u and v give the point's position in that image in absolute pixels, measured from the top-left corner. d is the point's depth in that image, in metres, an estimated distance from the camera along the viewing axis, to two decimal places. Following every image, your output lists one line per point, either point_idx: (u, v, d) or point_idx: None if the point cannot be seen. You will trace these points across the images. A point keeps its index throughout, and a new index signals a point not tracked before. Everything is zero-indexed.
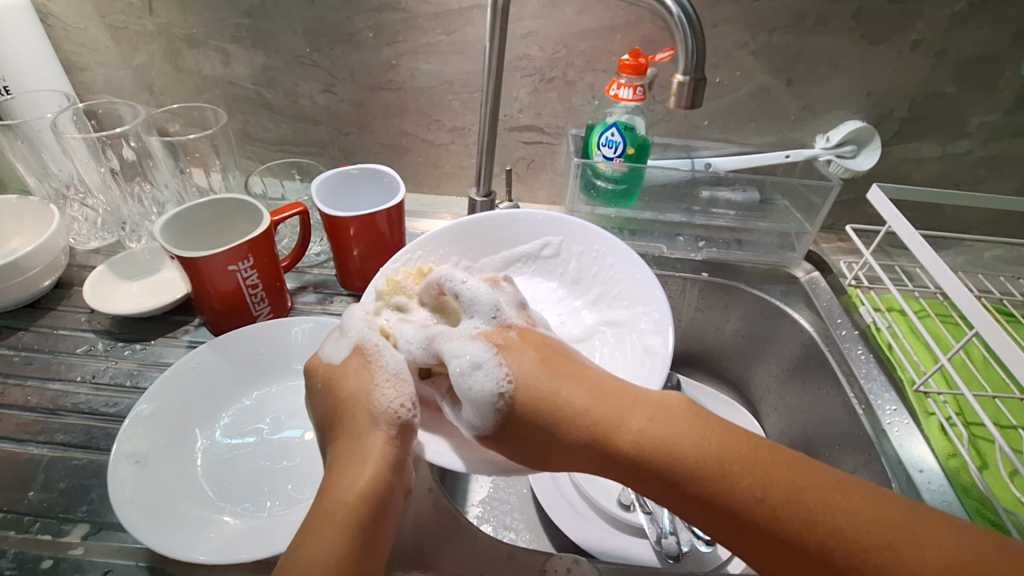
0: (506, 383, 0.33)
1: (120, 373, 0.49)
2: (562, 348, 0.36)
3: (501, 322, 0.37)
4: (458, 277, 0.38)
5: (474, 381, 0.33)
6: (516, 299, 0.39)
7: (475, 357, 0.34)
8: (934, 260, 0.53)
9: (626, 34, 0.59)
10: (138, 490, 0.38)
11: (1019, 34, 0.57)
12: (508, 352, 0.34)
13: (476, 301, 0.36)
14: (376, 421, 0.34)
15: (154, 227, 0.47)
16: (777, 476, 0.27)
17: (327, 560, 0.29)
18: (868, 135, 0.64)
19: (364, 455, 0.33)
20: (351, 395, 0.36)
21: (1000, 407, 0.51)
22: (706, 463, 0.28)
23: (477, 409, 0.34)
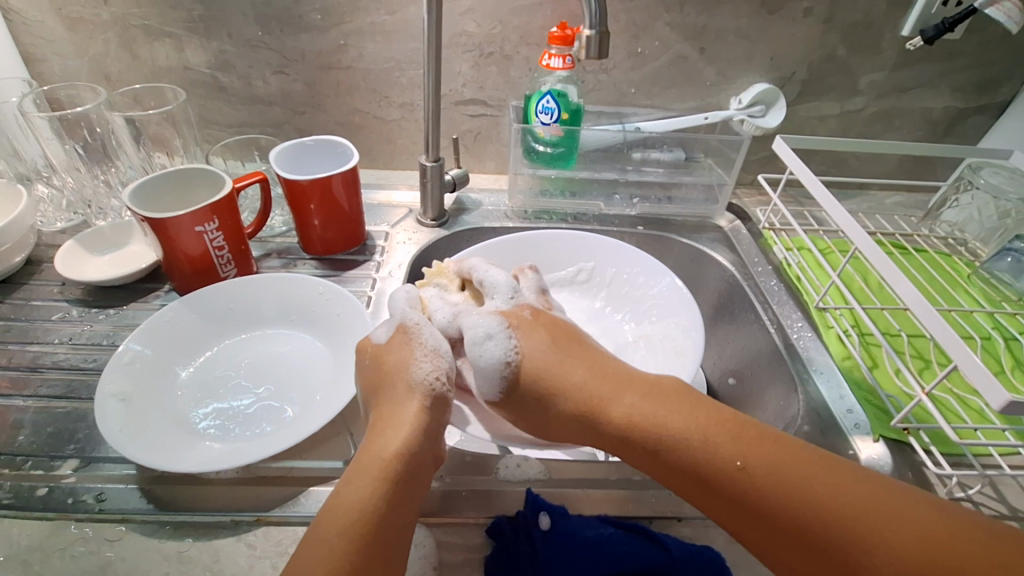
0: (514, 354, 0.40)
1: (96, 334, 0.53)
2: (576, 334, 0.43)
3: (520, 301, 0.44)
4: (483, 267, 0.46)
5: (485, 349, 0.40)
6: (536, 285, 0.48)
7: (487, 328, 0.40)
8: (826, 197, 0.61)
9: (554, 9, 0.65)
10: (123, 419, 0.42)
11: (892, 1, 0.66)
12: (521, 330, 0.41)
13: (497, 285, 0.45)
14: (412, 390, 0.38)
15: (122, 194, 0.51)
16: (840, 492, 0.31)
17: (358, 509, 0.32)
18: (775, 95, 0.72)
19: (399, 420, 0.36)
20: (396, 370, 0.39)
21: (888, 317, 0.59)
22: (765, 470, 0.32)
23: (485, 377, 0.40)
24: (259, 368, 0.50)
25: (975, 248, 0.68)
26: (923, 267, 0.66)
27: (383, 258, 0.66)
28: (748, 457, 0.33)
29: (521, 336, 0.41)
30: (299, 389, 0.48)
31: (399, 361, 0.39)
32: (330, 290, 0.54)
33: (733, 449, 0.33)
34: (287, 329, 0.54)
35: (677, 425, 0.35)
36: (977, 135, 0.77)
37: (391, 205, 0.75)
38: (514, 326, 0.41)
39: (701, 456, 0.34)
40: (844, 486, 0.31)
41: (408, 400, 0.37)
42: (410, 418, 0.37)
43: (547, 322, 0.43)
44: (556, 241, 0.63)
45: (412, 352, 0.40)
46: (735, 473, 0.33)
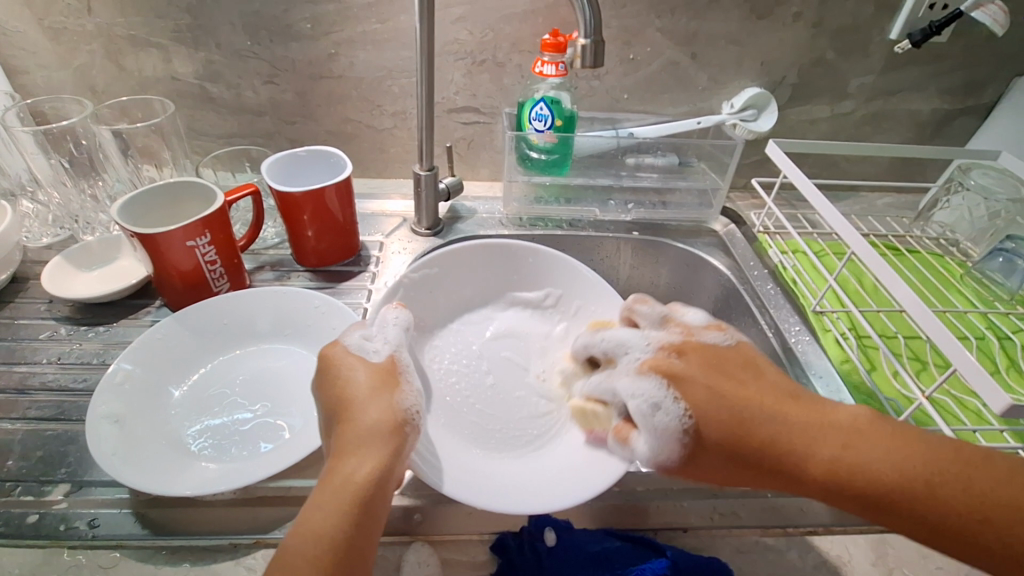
0: (688, 418, 0.37)
1: (85, 353, 0.51)
2: (721, 360, 0.40)
3: (654, 346, 0.42)
4: (619, 346, 0.44)
5: (657, 420, 0.37)
6: (656, 319, 0.46)
7: (651, 397, 0.38)
8: (822, 202, 0.61)
9: (546, 17, 0.65)
10: (118, 443, 0.41)
11: (879, 5, 0.67)
12: (676, 382, 0.38)
13: (624, 343, 0.44)
14: (389, 419, 0.37)
15: (110, 210, 0.50)
16: (998, 488, 0.33)
17: (319, 542, 0.33)
18: (766, 100, 0.73)
19: (368, 448, 0.36)
20: (365, 395, 0.38)
21: (885, 320, 0.60)
22: (898, 478, 0.34)
23: (665, 441, 0.37)
24: (254, 385, 0.49)
25: (966, 248, 0.69)
26: (917, 269, 0.66)
27: (378, 268, 0.65)
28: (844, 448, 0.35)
29: (678, 385, 0.38)
30: (296, 405, 0.47)
31: (371, 387, 0.39)
32: (325, 303, 0.53)
33: (856, 444, 0.35)
34: (282, 344, 0.53)
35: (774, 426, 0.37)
36: (965, 136, 0.78)
37: (384, 214, 0.74)
38: (668, 378, 0.38)
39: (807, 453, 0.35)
40: (927, 453, 0.35)
41: (373, 426, 0.37)
42: (377, 455, 0.36)
43: (694, 349, 0.41)
44: (535, 264, 0.60)
45: (393, 385, 0.40)
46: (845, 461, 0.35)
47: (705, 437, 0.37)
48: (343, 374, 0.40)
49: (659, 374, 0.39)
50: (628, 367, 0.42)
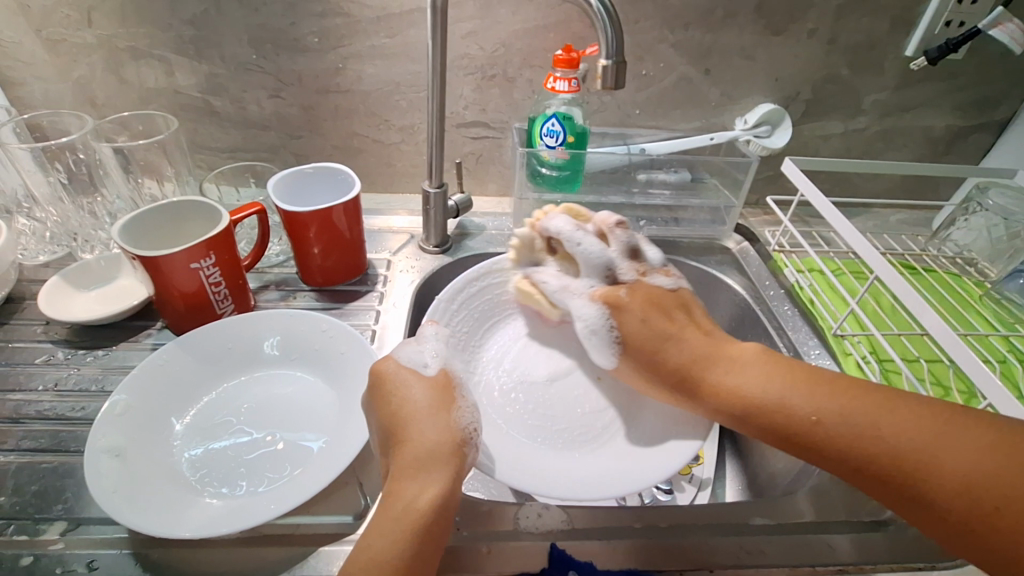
0: (617, 333, 0.47)
1: (83, 379, 0.49)
2: (666, 300, 0.48)
3: (613, 276, 0.49)
4: (574, 236, 0.50)
5: (592, 337, 0.48)
6: (626, 246, 0.50)
7: (590, 322, 0.48)
8: (839, 218, 0.58)
9: (558, 31, 0.64)
10: (118, 479, 0.39)
11: (895, 22, 0.66)
12: (621, 311, 0.47)
13: (592, 257, 0.49)
14: (452, 438, 0.38)
15: (112, 230, 0.48)
16: (903, 428, 0.35)
17: (387, 563, 0.32)
18: (780, 116, 0.72)
19: (429, 468, 0.36)
20: (422, 415, 0.39)
21: (906, 343, 0.58)
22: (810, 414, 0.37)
23: (604, 344, 0.48)
24: (260, 413, 0.47)
25: (984, 268, 0.68)
26: (934, 289, 0.65)
27: (386, 288, 0.63)
28: (801, 402, 0.38)
29: (622, 317, 0.47)
30: (304, 434, 0.45)
31: (428, 408, 0.39)
32: (334, 327, 0.52)
33: (811, 396, 0.38)
34: (290, 369, 0.51)
35: (746, 385, 0.41)
36: (979, 153, 0.77)
37: (391, 231, 0.72)
38: (610, 307, 0.48)
39: (757, 401, 0.40)
40: (882, 410, 0.36)
41: (435, 447, 0.37)
42: (438, 478, 0.36)
43: (641, 290, 0.48)
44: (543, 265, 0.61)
45: (447, 406, 0.40)
46: (806, 412, 0.38)
47: (630, 349, 0.47)
48: (398, 391, 0.40)
49: (604, 303, 0.48)
50: (580, 292, 0.50)
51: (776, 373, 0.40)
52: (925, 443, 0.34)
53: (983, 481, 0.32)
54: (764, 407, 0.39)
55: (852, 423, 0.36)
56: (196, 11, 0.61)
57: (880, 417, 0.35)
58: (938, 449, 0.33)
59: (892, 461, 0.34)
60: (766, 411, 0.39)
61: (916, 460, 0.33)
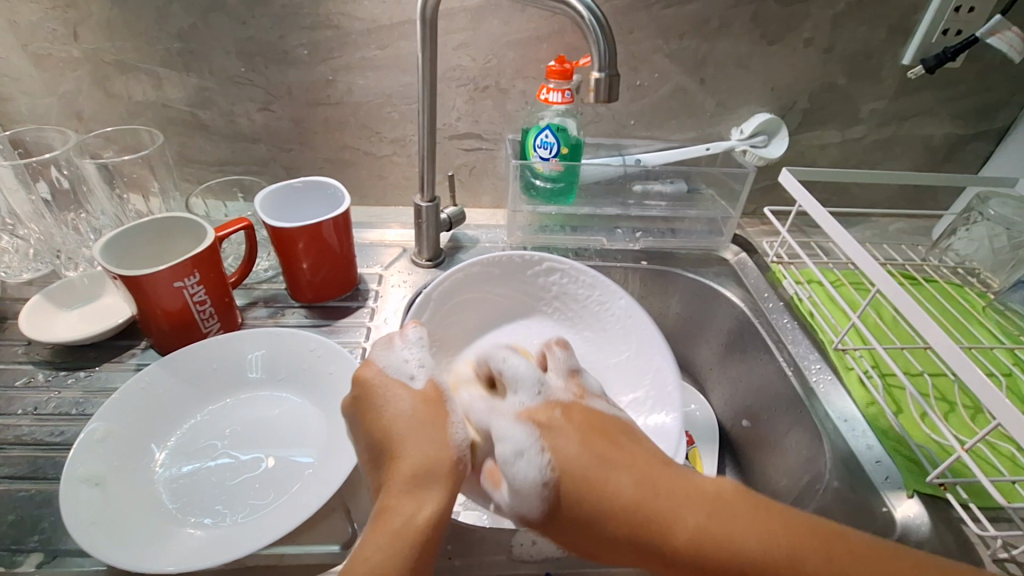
0: (549, 471, 0.35)
1: (64, 402, 0.48)
2: (610, 426, 0.38)
3: (546, 397, 0.39)
4: (500, 354, 0.40)
5: (519, 468, 0.35)
6: (564, 366, 0.42)
7: (518, 444, 0.35)
8: (837, 230, 0.57)
9: (551, 42, 0.63)
10: (95, 510, 0.37)
11: (892, 31, 0.65)
12: (551, 432, 0.36)
13: (520, 376, 0.39)
14: (447, 449, 0.36)
15: (93, 249, 0.47)
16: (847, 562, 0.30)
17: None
18: (776, 125, 0.71)
19: (426, 484, 0.34)
20: (417, 428, 0.36)
21: (909, 357, 0.57)
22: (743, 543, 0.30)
23: (521, 495, 0.35)
24: (246, 436, 0.46)
25: (986, 278, 0.67)
26: (935, 300, 0.64)
27: (377, 303, 0.62)
28: (724, 551, 0.30)
29: (553, 439, 0.36)
30: (289, 458, 0.44)
31: (424, 418, 0.37)
32: (323, 346, 0.50)
33: (724, 545, 0.31)
34: (277, 389, 0.50)
35: (689, 519, 0.32)
36: (978, 161, 0.76)
37: (384, 244, 0.71)
38: (541, 428, 0.36)
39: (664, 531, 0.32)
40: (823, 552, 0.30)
41: (432, 462, 0.35)
42: (433, 493, 0.34)
43: (579, 412, 0.38)
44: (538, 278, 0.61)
45: (444, 415, 0.38)
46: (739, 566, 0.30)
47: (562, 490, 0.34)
48: (390, 403, 0.38)
49: (534, 424, 0.37)
50: (511, 409, 0.38)
51: (699, 519, 0.32)
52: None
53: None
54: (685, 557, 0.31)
55: (789, 566, 0.30)
56: (183, 24, 0.60)
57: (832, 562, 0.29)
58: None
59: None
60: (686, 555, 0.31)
61: None
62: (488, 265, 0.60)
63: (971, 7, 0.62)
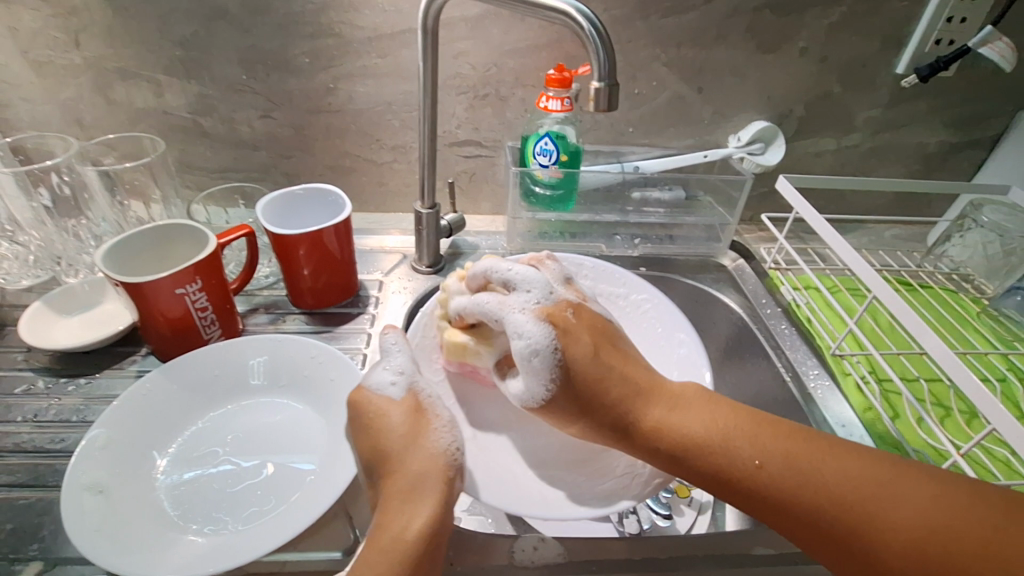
0: (561, 360, 0.39)
1: (64, 410, 0.48)
2: (610, 332, 0.43)
3: (557, 298, 0.42)
4: (503, 267, 0.43)
5: (533, 360, 0.39)
6: (560, 275, 0.46)
7: (533, 342, 0.38)
8: (833, 236, 0.57)
9: (550, 51, 0.64)
10: (97, 517, 0.37)
11: (886, 41, 0.66)
12: (567, 334, 0.40)
13: (528, 280, 0.42)
14: (434, 459, 0.37)
15: (95, 256, 0.47)
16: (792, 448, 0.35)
17: None
18: (773, 133, 0.72)
19: (421, 496, 0.35)
20: (407, 443, 0.37)
21: (905, 362, 0.58)
22: (713, 437, 0.37)
23: (536, 376, 0.39)
24: (247, 443, 0.46)
25: (979, 285, 0.68)
26: (930, 305, 0.64)
27: (378, 310, 0.62)
28: (727, 437, 0.36)
29: (569, 344, 0.40)
30: (291, 464, 0.44)
31: (410, 432, 0.38)
32: (323, 352, 0.50)
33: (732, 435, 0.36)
34: (279, 396, 0.50)
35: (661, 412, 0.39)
36: (971, 168, 0.77)
37: (384, 251, 0.71)
38: (558, 329, 0.40)
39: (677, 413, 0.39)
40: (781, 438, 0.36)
41: (420, 473, 0.36)
42: (426, 502, 0.34)
43: (587, 315, 0.42)
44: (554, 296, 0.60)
45: (428, 426, 0.38)
46: (735, 455, 0.36)
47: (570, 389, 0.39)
48: (377, 417, 0.39)
49: (549, 322, 0.40)
50: (524, 305, 0.40)
51: (708, 412, 0.38)
52: (843, 485, 0.33)
53: (914, 520, 0.31)
54: (688, 449, 0.37)
55: (767, 448, 0.36)
56: (185, 32, 0.61)
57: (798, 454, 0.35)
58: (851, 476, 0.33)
59: (802, 491, 0.34)
60: (683, 445, 0.37)
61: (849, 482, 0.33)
62: None
63: (963, 17, 0.63)
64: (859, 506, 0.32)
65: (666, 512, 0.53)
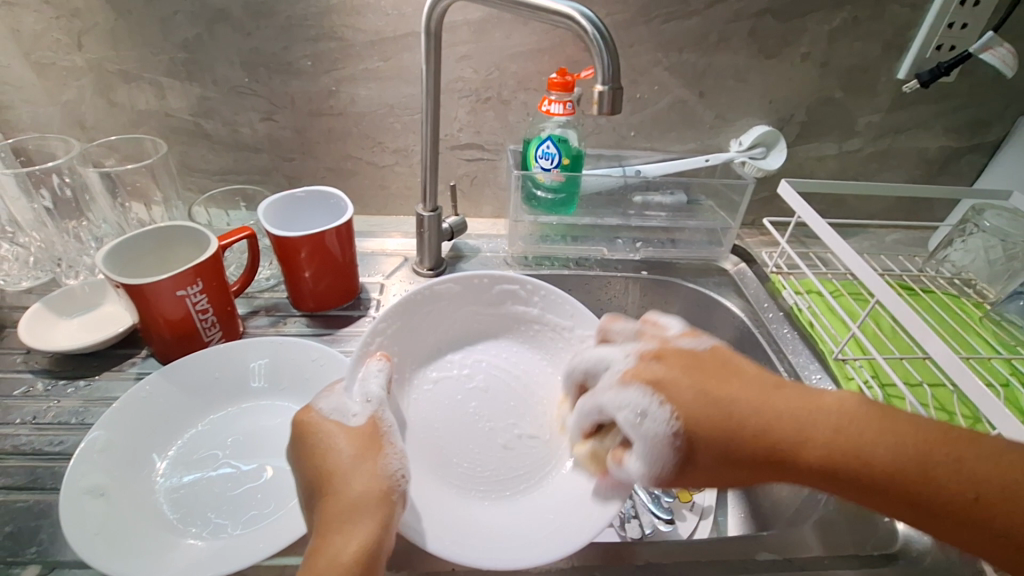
0: (673, 422, 0.34)
1: (63, 412, 0.48)
2: (709, 360, 0.37)
3: (634, 357, 0.39)
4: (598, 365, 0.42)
5: (647, 429, 0.34)
6: (629, 335, 0.44)
7: (636, 406, 0.35)
8: (836, 240, 0.57)
9: (552, 55, 0.64)
10: (96, 520, 0.37)
11: (887, 46, 0.66)
12: (664, 388, 0.35)
13: (600, 360, 0.42)
14: (375, 484, 0.35)
15: (96, 257, 0.47)
16: (983, 466, 0.29)
17: None
18: (775, 137, 0.72)
19: (355, 517, 0.33)
20: (345, 465, 0.35)
21: (909, 367, 0.57)
22: (891, 460, 0.29)
23: (650, 451, 0.34)
24: (247, 446, 0.45)
25: (982, 289, 0.67)
26: (933, 310, 0.64)
27: (379, 313, 0.62)
28: (917, 456, 0.29)
29: (671, 394, 0.34)
30: (292, 468, 0.43)
31: (356, 455, 0.36)
32: (323, 355, 0.50)
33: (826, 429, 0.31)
34: (279, 399, 0.49)
35: (816, 434, 0.31)
36: (972, 173, 0.77)
37: (385, 253, 0.71)
38: (652, 385, 0.35)
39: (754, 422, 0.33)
40: (970, 449, 0.29)
41: (359, 497, 0.34)
42: (360, 528, 0.32)
43: (671, 354, 0.37)
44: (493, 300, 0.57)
45: (374, 452, 0.37)
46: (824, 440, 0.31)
47: (696, 439, 0.33)
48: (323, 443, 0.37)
49: (641, 382, 0.36)
50: (611, 381, 0.39)
51: (795, 405, 0.32)
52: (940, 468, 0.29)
53: None
54: (830, 467, 0.30)
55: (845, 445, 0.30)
56: (188, 35, 0.61)
57: (885, 437, 0.30)
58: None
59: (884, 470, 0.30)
60: (855, 474, 0.30)
61: None
62: (441, 287, 0.55)
63: (963, 24, 0.64)
64: (944, 451, 0.29)
65: (668, 518, 0.53)
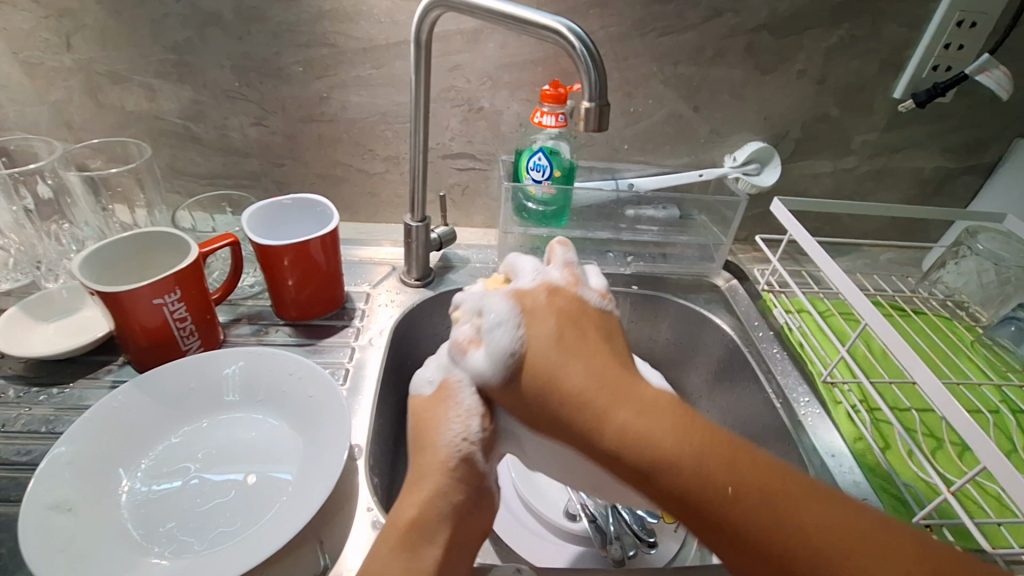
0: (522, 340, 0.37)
1: (34, 420, 0.47)
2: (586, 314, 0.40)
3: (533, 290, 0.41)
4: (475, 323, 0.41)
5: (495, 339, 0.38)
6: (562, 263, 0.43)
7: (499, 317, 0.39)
8: (826, 260, 0.56)
9: (546, 67, 0.63)
10: (55, 537, 0.36)
11: (883, 65, 0.66)
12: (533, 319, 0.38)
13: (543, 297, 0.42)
14: (442, 452, 0.37)
15: (71, 264, 0.46)
16: (747, 474, 0.30)
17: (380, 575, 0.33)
18: (769, 154, 0.71)
19: (426, 477, 0.37)
20: (434, 421, 0.39)
21: (898, 392, 0.56)
22: (673, 452, 0.31)
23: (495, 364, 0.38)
24: (220, 459, 0.45)
25: (974, 312, 0.67)
26: (924, 332, 0.63)
27: (363, 323, 0.61)
28: (701, 462, 0.31)
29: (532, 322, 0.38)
30: (265, 483, 0.43)
31: (436, 412, 0.39)
32: (301, 368, 0.49)
33: (676, 441, 0.31)
34: (255, 410, 0.48)
35: (620, 418, 0.33)
36: (967, 195, 0.77)
37: (374, 262, 0.70)
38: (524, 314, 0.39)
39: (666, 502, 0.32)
40: (741, 466, 0.30)
41: (430, 460, 0.37)
42: (422, 492, 0.36)
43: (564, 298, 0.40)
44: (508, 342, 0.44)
45: (447, 411, 0.39)
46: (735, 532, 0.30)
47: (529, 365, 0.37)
48: (420, 410, 0.40)
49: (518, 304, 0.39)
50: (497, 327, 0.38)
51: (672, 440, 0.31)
52: (823, 535, 0.28)
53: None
54: (638, 462, 0.32)
55: (757, 478, 0.30)
56: (178, 37, 0.60)
57: (736, 469, 0.30)
58: (762, 502, 0.29)
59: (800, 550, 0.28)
60: (639, 459, 0.32)
61: (799, 532, 0.29)
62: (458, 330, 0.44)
63: (960, 45, 0.63)
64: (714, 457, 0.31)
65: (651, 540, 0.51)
